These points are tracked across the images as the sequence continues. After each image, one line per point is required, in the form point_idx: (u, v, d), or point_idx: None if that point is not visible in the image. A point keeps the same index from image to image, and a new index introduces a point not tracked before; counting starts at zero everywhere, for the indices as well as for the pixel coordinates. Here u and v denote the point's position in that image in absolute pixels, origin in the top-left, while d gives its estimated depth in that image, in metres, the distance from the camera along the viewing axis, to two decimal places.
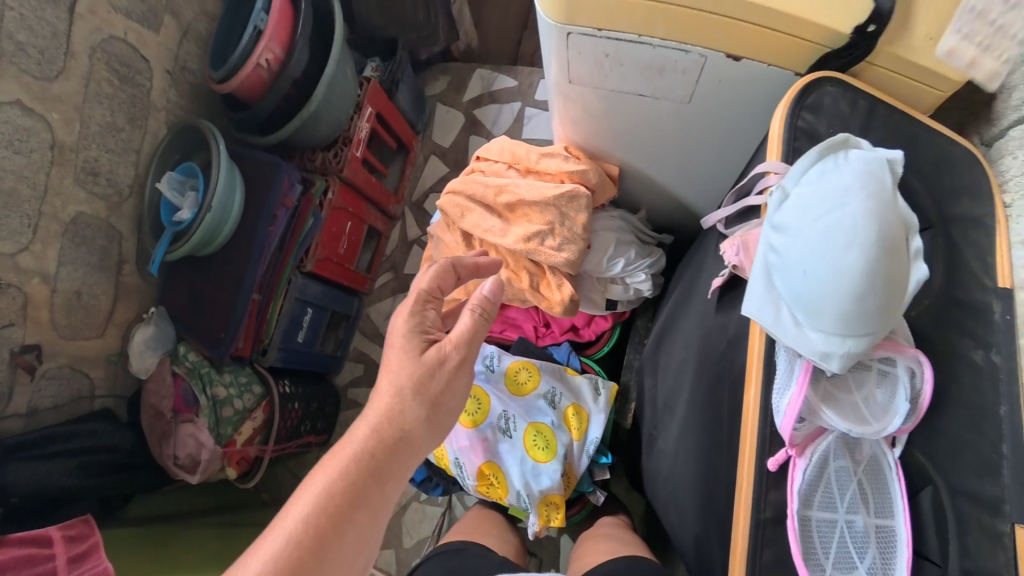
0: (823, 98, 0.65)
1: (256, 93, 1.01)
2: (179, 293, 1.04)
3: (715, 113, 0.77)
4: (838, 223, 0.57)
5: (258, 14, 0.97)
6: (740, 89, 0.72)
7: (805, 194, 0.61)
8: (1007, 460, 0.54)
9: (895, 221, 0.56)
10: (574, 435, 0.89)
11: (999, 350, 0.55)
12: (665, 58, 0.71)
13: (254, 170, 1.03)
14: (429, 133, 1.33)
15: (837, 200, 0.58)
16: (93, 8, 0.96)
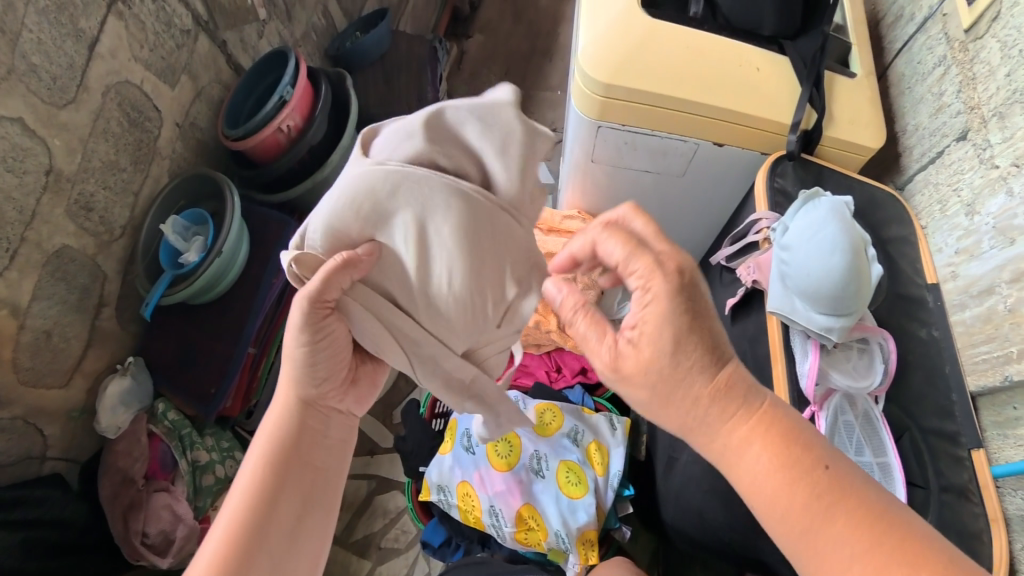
0: (785, 168, 0.98)
1: (267, 155, 1.05)
2: (166, 343, 0.98)
3: (701, 182, 1.09)
4: (826, 238, 0.84)
5: (287, 86, 1.02)
6: (723, 165, 1.05)
7: (796, 224, 0.89)
8: (956, 403, 0.83)
9: (858, 235, 0.85)
10: (599, 470, 0.99)
11: (937, 327, 0.88)
12: (669, 145, 1.03)
13: (261, 225, 1.06)
14: None
15: (821, 225, 0.85)
16: (115, 52, 0.91)
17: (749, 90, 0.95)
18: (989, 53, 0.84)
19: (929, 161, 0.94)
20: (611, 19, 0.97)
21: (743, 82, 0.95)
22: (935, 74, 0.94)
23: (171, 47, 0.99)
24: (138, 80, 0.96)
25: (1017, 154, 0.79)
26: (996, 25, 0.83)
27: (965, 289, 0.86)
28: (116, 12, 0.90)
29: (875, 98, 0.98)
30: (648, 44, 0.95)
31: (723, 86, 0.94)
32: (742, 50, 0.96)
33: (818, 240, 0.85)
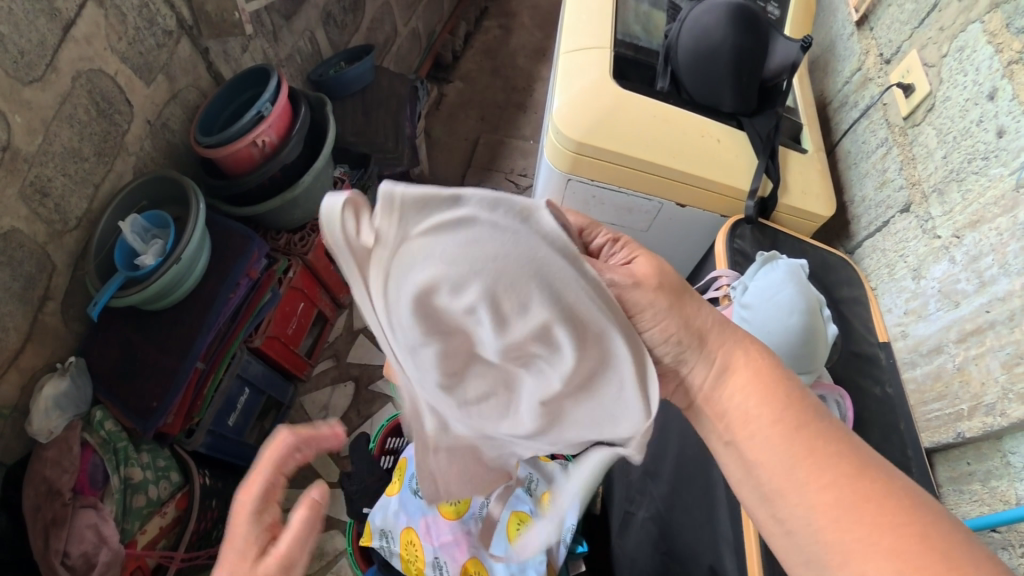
0: (744, 231, 0.93)
1: (237, 166, 1.00)
2: (109, 346, 0.92)
3: (658, 242, 1.03)
4: (781, 298, 0.76)
5: (266, 102, 0.99)
6: (685, 227, 0.98)
7: (755, 283, 0.81)
8: (912, 460, 0.84)
9: (814, 296, 0.78)
10: (552, 524, 0.90)
11: (889, 385, 0.90)
12: (634, 203, 0.95)
13: (224, 237, 1.01)
14: None
15: (777, 284, 0.78)
16: (90, 39, 0.89)
17: (716, 159, 0.90)
18: (927, 137, 0.93)
19: (876, 229, 1.03)
20: (581, 80, 0.89)
21: (711, 151, 0.90)
22: (878, 153, 1.03)
23: (151, 44, 0.98)
24: (112, 71, 0.93)
25: (957, 225, 0.87)
26: (932, 114, 0.93)
27: (915, 348, 0.92)
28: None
29: (826, 172, 0.98)
30: (622, 106, 0.88)
31: (694, 152, 0.89)
32: (705, 122, 0.91)
33: (773, 301, 0.77)
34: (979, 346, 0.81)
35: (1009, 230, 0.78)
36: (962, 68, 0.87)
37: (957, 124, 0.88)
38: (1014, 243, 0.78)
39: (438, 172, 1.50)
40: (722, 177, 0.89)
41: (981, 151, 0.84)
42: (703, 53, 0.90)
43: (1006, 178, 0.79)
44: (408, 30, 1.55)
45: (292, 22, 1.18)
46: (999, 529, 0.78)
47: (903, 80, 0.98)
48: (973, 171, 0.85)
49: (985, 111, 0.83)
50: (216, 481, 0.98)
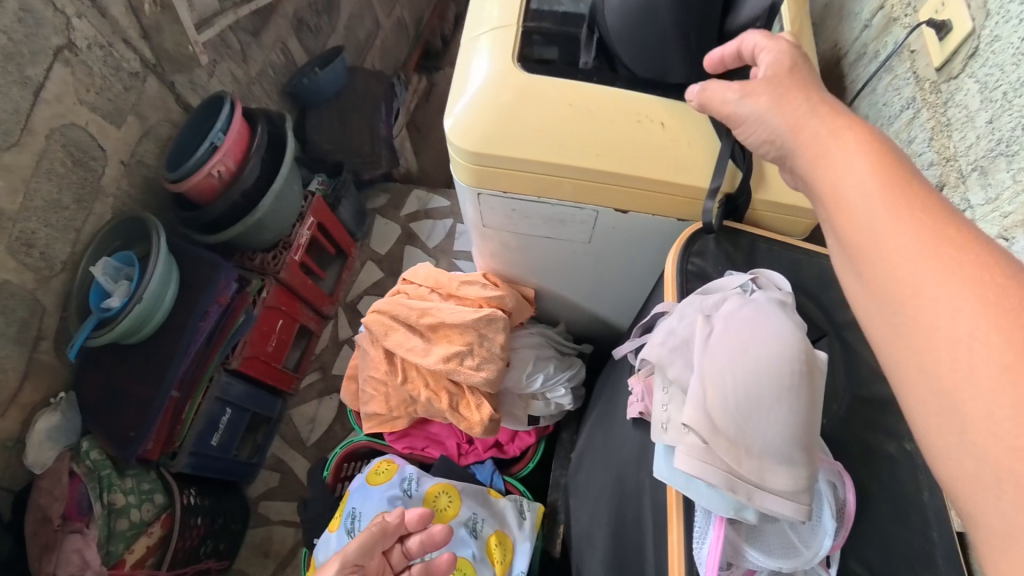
0: (705, 246, 0.76)
1: (204, 198, 1.01)
2: (94, 383, 0.98)
3: (615, 252, 0.88)
4: (757, 405, 0.52)
5: (217, 132, 0.98)
6: (634, 234, 0.84)
7: (716, 359, 0.55)
8: None
9: (804, 379, 0.52)
10: (498, 569, 0.84)
11: None
12: (563, 214, 0.83)
13: (194, 267, 1.02)
14: (367, 242, 1.26)
15: (752, 377, 0.53)
16: (60, 96, 0.93)
17: (655, 149, 0.76)
18: (967, 94, 0.65)
19: None
20: (485, 83, 0.79)
21: (647, 141, 0.76)
22: (902, 120, 0.76)
23: (119, 90, 1.00)
24: (84, 122, 0.97)
25: (1004, 225, 0.60)
26: (974, 62, 0.64)
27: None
28: (63, 60, 0.92)
29: None
30: (527, 100, 0.77)
31: (630, 148, 0.75)
32: (643, 103, 0.78)
33: (749, 406, 0.52)
34: None
35: None
36: None
37: (1009, 75, 0.59)
38: None
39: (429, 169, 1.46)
40: (659, 172, 0.75)
41: None
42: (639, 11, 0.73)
43: None
44: (390, 22, 1.53)
45: (260, 37, 1.17)
46: None
47: (936, 16, 0.68)
48: None
49: None
50: (200, 498, 1.03)
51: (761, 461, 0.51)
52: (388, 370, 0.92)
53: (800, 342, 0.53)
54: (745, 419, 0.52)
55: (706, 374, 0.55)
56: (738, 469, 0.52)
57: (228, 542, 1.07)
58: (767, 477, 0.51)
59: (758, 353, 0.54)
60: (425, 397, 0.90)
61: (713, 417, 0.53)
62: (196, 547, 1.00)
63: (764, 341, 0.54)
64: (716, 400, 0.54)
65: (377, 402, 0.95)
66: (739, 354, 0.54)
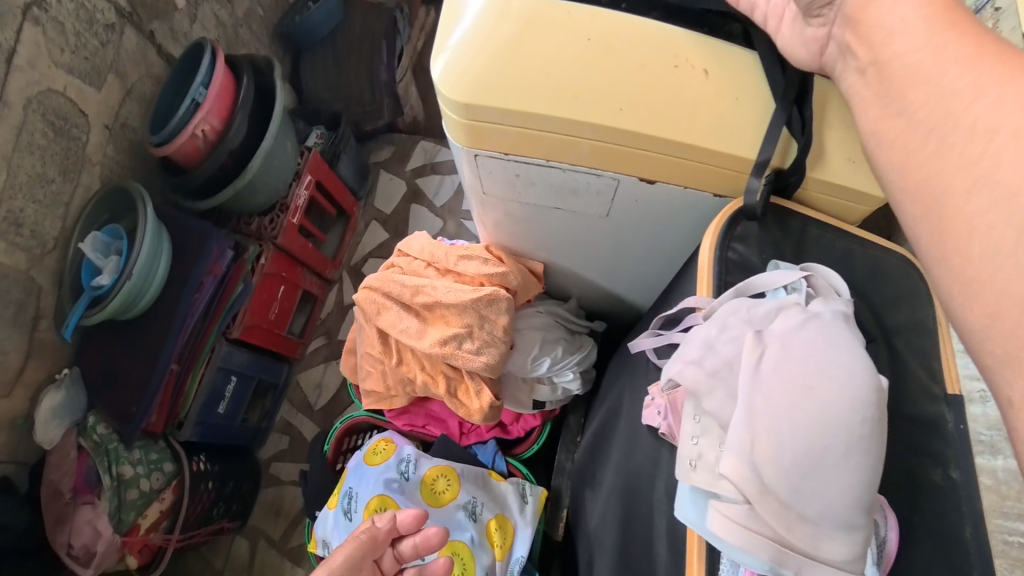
0: (751, 228, 0.60)
1: (191, 161, 0.94)
2: (92, 361, 0.97)
3: (633, 227, 0.74)
4: (823, 458, 0.40)
5: (198, 87, 0.90)
6: (657, 208, 0.69)
7: (770, 393, 0.42)
8: None
9: (879, 428, 0.41)
10: (497, 554, 0.81)
11: (956, 466, 0.51)
12: (576, 181, 0.67)
13: (184, 235, 0.97)
14: (370, 200, 1.19)
15: (817, 425, 0.40)
16: (33, 60, 0.86)
17: (694, 97, 0.58)
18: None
19: None
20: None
21: (688, 86, 0.58)
22: None
23: (95, 46, 0.93)
24: (61, 86, 0.90)
25: None
26: None
27: (995, 424, 0.56)
28: (32, 18, 0.84)
29: None
30: (536, 22, 0.58)
31: (664, 93, 0.58)
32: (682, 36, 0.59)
33: (811, 460, 0.40)
34: None
35: None
36: None
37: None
38: None
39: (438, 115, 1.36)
40: (699, 133, 0.58)
41: None
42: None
43: None
44: None
45: None
46: None
47: None
48: None
49: None
50: (209, 464, 1.04)
51: (818, 527, 0.40)
52: (382, 352, 0.87)
53: (874, 382, 0.41)
54: (805, 479, 0.40)
55: (756, 419, 0.42)
56: (790, 535, 0.40)
57: (241, 501, 1.09)
58: (821, 545, 0.40)
59: (824, 390, 0.41)
60: (422, 381, 0.85)
61: (762, 473, 0.40)
62: (207, 511, 1.02)
63: (829, 376, 0.41)
64: (768, 452, 0.40)
65: (374, 379, 0.90)
66: (800, 392, 0.41)
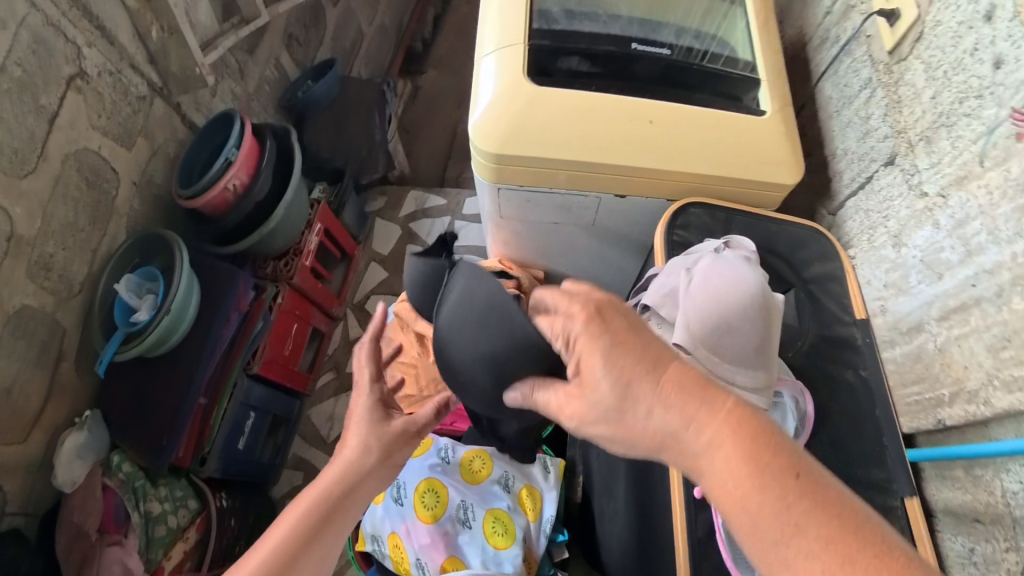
0: (688, 219, 0.87)
1: (218, 211, 1.07)
2: (120, 395, 1.03)
3: (616, 230, 0.99)
4: (734, 329, 0.70)
5: (231, 149, 1.04)
6: (631, 213, 0.95)
7: (698, 299, 0.72)
8: (888, 449, 0.73)
9: (768, 312, 0.72)
10: (530, 517, 0.94)
11: (864, 367, 0.77)
12: (570, 201, 0.93)
13: (212, 272, 1.10)
14: (370, 243, 1.42)
15: (731, 311, 0.70)
16: (73, 121, 0.95)
17: (658, 144, 0.86)
18: (914, 74, 0.77)
19: (859, 187, 0.88)
20: (499, 89, 0.88)
21: (651, 138, 0.86)
22: (861, 98, 0.87)
23: (127, 112, 1.02)
24: (96, 145, 0.99)
25: (943, 182, 0.73)
26: (920, 45, 0.76)
27: (894, 326, 0.78)
28: (75, 87, 0.94)
29: (790, 133, 0.89)
30: (545, 102, 0.87)
31: (632, 144, 0.86)
32: (645, 103, 0.88)
33: (728, 331, 0.70)
34: (964, 326, 0.69)
35: (1000, 189, 0.65)
36: None
37: (949, 56, 0.72)
38: (1004, 204, 0.64)
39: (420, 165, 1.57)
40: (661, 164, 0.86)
41: (976, 87, 0.68)
42: (485, 305, 0.54)
43: (1001, 120, 0.65)
44: (373, 28, 1.62)
45: (255, 54, 1.23)
46: (982, 520, 0.65)
47: (886, 6, 0.81)
48: (966, 113, 0.70)
49: (981, 37, 0.67)
50: (230, 500, 1.11)
51: (736, 370, 0.69)
52: (420, 351, 1.00)
53: (761, 290, 0.72)
54: (726, 343, 0.70)
55: (693, 314, 0.71)
56: (720, 376, 0.69)
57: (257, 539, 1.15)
58: (735, 382, 0.69)
59: (731, 294, 0.71)
60: None
61: (699, 341, 0.70)
62: (231, 544, 1.09)
63: (736, 286, 0.72)
64: (701, 330, 0.70)
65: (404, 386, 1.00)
66: (716, 294, 0.72)
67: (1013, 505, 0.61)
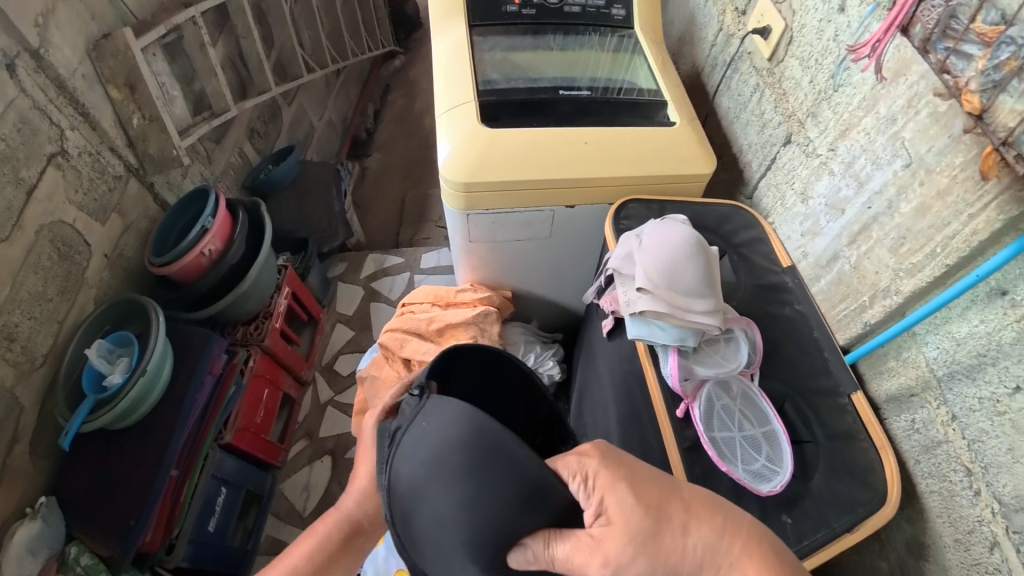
0: (629, 212, 1.01)
1: (190, 275, 1.16)
2: (84, 465, 1.03)
3: (566, 242, 1.13)
4: (683, 270, 0.81)
5: (208, 217, 1.14)
6: (579, 222, 1.09)
7: (650, 253, 0.84)
8: (831, 360, 0.80)
9: (708, 255, 0.84)
10: None
11: (799, 302, 0.87)
12: (528, 217, 1.06)
13: (186, 340, 1.15)
14: (334, 305, 1.57)
15: (680, 258, 0.82)
16: (51, 196, 1.04)
17: (597, 158, 1.01)
18: (793, 69, 0.94)
19: (766, 169, 1.02)
20: (455, 132, 1.02)
21: (589, 153, 1.02)
22: (754, 100, 1.04)
23: (104, 190, 1.14)
24: (71, 219, 1.08)
25: (831, 139, 0.87)
26: (792, 46, 0.94)
27: (816, 264, 0.89)
28: (56, 163, 1.04)
29: (699, 137, 1.06)
30: (498, 138, 1.01)
31: (575, 159, 1.01)
32: (578, 130, 1.04)
33: (678, 272, 0.81)
34: (869, 241, 0.80)
35: (876, 128, 0.79)
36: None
37: (817, 48, 0.88)
38: (881, 139, 0.78)
39: (376, 237, 1.98)
40: (601, 173, 1.01)
41: (840, 64, 0.85)
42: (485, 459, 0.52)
43: (868, 79, 0.79)
44: (321, 122, 2.03)
45: (221, 142, 1.44)
46: (916, 394, 0.71)
47: (760, 25, 1.00)
48: (842, 86, 0.84)
49: (839, 26, 0.83)
50: None
51: (693, 302, 0.80)
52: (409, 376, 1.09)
53: (700, 240, 0.85)
54: (678, 282, 0.81)
55: (648, 266, 0.83)
56: (680, 309, 0.79)
57: None
58: (694, 311, 0.79)
59: (677, 244, 0.84)
60: None
61: (657, 285, 0.81)
62: None
63: (679, 237, 0.84)
64: (657, 275, 0.82)
65: None
66: (663, 247, 0.84)
67: (933, 368, 0.69)
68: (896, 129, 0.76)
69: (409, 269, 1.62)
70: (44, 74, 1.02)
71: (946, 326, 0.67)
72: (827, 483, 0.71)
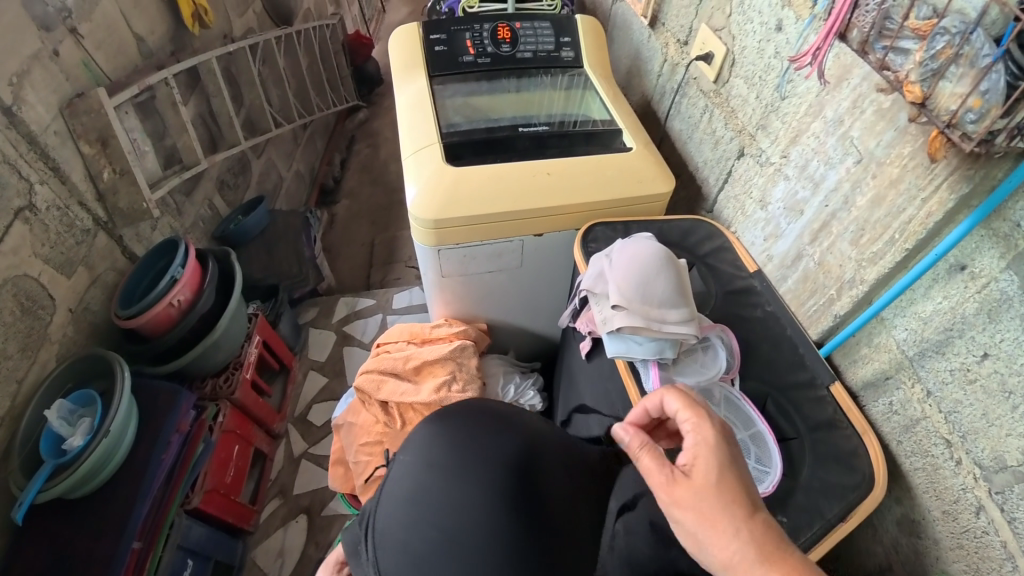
0: (596, 233, 1.02)
1: (157, 329, 1.13)
2: (43, 529, 0.97)
3: (537, 270, 1.14)
4: (653, 280, 0.80)
5: (176, 268, 1.14)
6: (549, 251, 1.10)
7: (618, 268, 0.84)
8: (806, 355, 0.79)
9: (676, 264, 0.84)
10: None
11: (768, 304, 0.87)
12: (498, 248, 1.07)
13: (151, 399, 1.11)
14: (305, 352, 1.57)
15: (649, 269, 0.82)
16: (17, 249, 1.03)
17: (562, 188, 1.03)
18: (739, 88, 0.97)
19: (724, 183, 1.05)
20: (421, 173, 1.03)
21: (554, 183, 1.03)
22: (704, 120, 1.08)
23: (71, 243, 1.13)
24: (36, 272, 1.06)
25: (781, 147, 0.88)
26: (736, 68, 0.97)
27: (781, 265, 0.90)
28: (23, 218, 1.04)
29: (657, 159, 1.08)
30: (464, 178, 1.01)
31: (540, 189, 1.02)
32: (541, 162, 1.05)
33: (649, 283, 0.80)
34: (829, 237, 0.81)
35: (823, 131, 0.80)
36: (747, 18, 0.92)
37: (759, 64, 0.91)
38: (829, 139, 0.79)
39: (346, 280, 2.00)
40: (567, 200, 1.02)
41: (780, 75, 0.87)
42: None
43: (811, 87, 0.81)
44: (290, 173, 2.08)
45: (190, 196, 1.46)
46: (894, 380, 0.70)
47: (703, 52, 1.04)
48: (785, 97, 0.86)
49: (778, 43, 0.86)
50: None
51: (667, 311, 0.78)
52: (387, 418, 1.05)
53: (668, 251, 0.85)
54: (649, 291, 0.80)
55: (619, 280, 0.82)
56: (654, 317, 0.77)
57: None
58: (669, 320, 0.78)
59: (644, 256, 0.83)
60: None
61: (628, 296, 0.80)
62: None
63: (646, 251, 0.84)
64: (627, 287, 0.81)
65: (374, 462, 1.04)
66: (631, 261, 0.84)
67: (903, 350, 0.68)
68: (842, 130, 0.76)
69: (382, 312, 1.66)
70: (15, 130, 1.03)
71: (910, 308, 0.67)
72: (815, 474, 0.69)
